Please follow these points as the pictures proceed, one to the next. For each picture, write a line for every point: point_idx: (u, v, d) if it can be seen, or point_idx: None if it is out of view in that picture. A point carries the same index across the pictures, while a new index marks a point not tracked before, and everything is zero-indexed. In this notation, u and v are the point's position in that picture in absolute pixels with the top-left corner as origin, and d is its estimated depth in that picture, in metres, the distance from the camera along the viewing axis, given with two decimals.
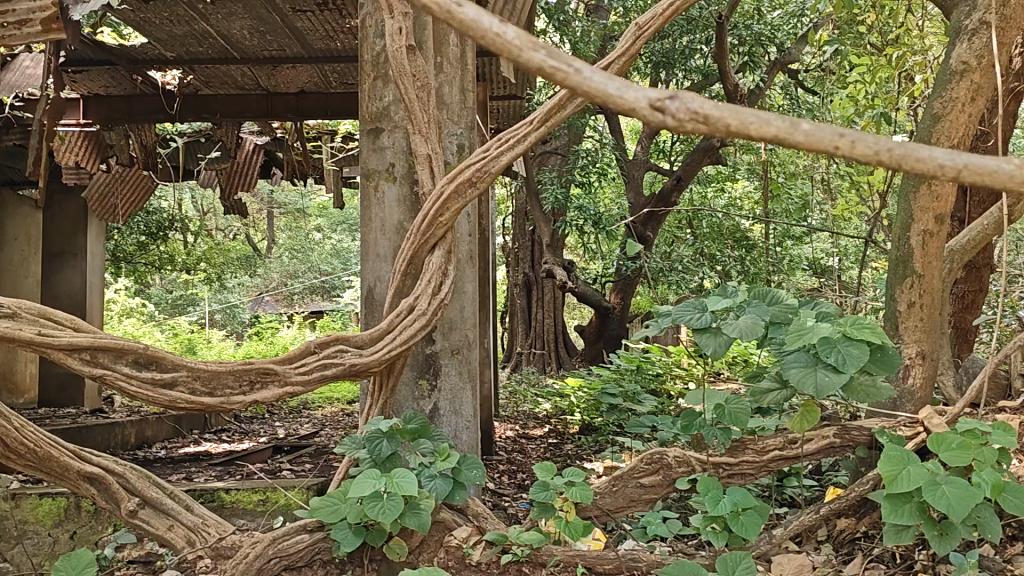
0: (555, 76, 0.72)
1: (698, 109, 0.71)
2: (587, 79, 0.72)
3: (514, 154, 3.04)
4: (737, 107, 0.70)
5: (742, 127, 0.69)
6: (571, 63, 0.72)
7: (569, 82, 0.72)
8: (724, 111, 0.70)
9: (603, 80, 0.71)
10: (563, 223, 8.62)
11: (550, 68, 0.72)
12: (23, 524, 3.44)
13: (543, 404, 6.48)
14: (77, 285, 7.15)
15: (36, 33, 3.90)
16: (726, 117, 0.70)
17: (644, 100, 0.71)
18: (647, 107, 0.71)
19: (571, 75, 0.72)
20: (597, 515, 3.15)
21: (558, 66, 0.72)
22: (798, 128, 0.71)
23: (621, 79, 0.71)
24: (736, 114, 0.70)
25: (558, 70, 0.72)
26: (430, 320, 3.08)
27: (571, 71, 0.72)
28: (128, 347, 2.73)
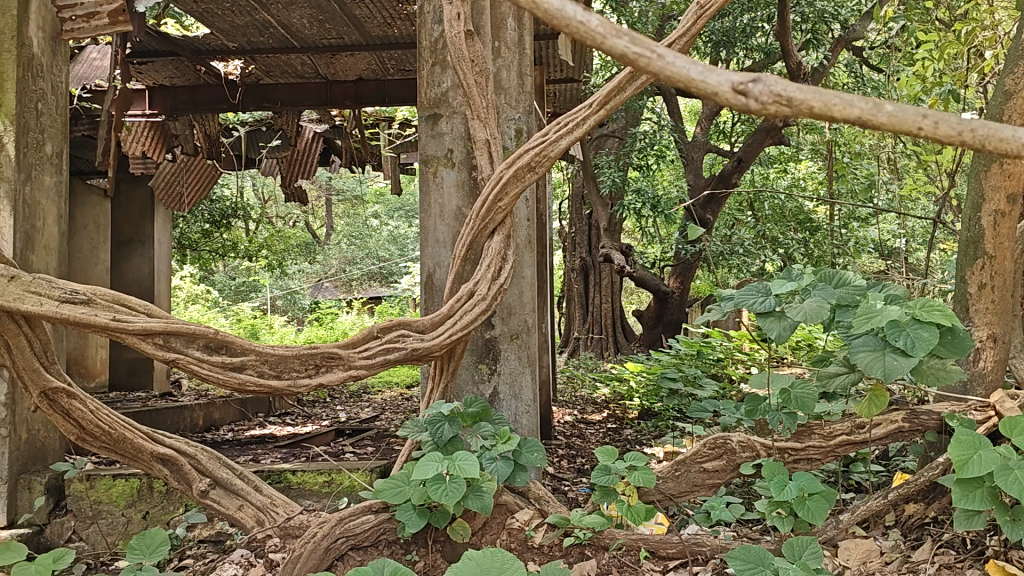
0: (638, 62, 0.72)
1: (781, 92, 0.72)
2: (671, 64, 0.72)
3: (573, 138, 3.04)
4: (821, 88, 0.71)
5: (826, 109, 0.70)
6: (655, 48, 0.71)
7: (653, 67, 0.72)
8: (807, 93, 0.71)
9: (687, 64, 0.71)
10: (620, 207, 8.53)
11: (633, 55, 0.73)
12: (98, 504, 3.56)
13: (602, 388, 6.47)
14: (145, 272, 7.29)
15: (105, 26, 3.96)
16: (808, 99, 0.70)
17: (727, 84, 0.71)
18: (729, 92, 0.71)
19: (654, 60, 0.72)
20: (659, 499, 3.18)
21: (641, 52, 0.72)
22: (883, 110, 0.70)
23: (703, 63, 0.71)
24: (820, 96, 0.70)
25: (642, 56, 0.73)
26: (490, 306, 3.10)
27: (654, 57, 0.72)
28: (198, 332, 2.79)
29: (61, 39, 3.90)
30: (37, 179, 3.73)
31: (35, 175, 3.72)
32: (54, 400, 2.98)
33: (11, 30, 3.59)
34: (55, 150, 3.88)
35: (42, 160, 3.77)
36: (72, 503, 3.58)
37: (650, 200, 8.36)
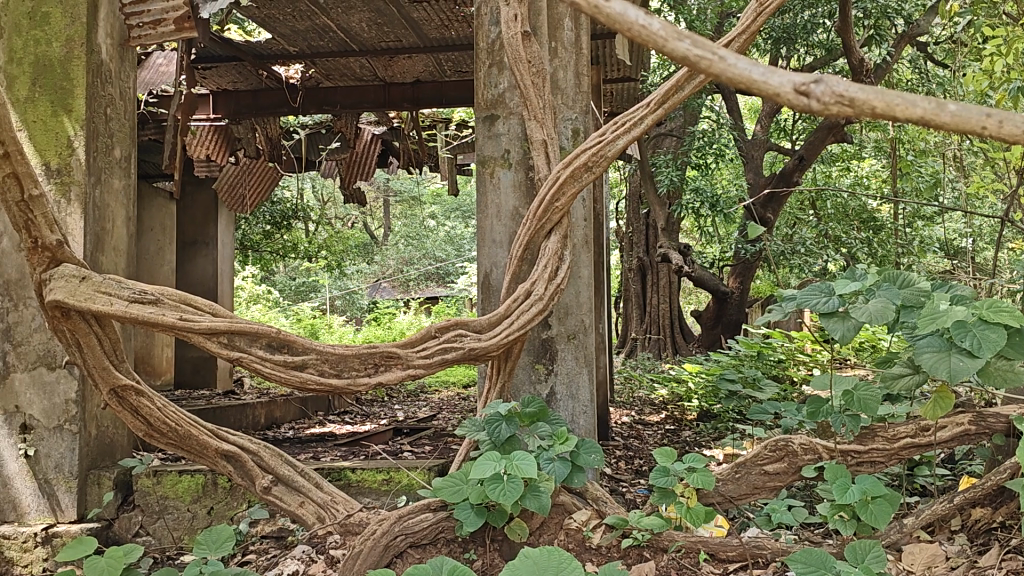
0: (700, 63, 0.75)
1: (843, 93, 0.75)
2: (732, 67, 0.75)
3: (630, 137, 3.04)
4: (885, 90, 0.74)
5: (888, 109, 0.73)
6: (717, 51, 0.74)
7: (715, 70, 0.75)
8: (869, 93, 0.74)
9: (751, 66, 0.74)
10: (679, 206, 8.44)
11: (695, 57, 0.75)
12: (164, 499, 3.65)
13: (660, 389, 6.41)
14: (210, 272, 7.45)
15: (171, 32, 4.03)
16: (872, 100, 0.74)
17: (789, 85, 0.75)
18: (792, 92, 0.75)
19: (716, 61, 0.74)
20: (719, 501, 3.15)
21: (702, 54, 0.75)
22: (945, 109, 0.72)
23: (768, 64, 0.75)
24: (882, 97, 0.74)
25: (703, 58, 0.75)
26: (547, 306, 3.11)
27: (716, 59, 0.74)
28: (261, 331, 2.84)
29: (129, 46, 4.01)
30: (106, 183, 3.85)
31: (104, 178, 3.84)
32: (123, 398, 3.08)
33: (81, 36, 3.70)
34: (124, 154, 4.01)
35: (111, 163, 3.90)
36: (140, 498, 3.67)
37: (709, 199, 8.24)
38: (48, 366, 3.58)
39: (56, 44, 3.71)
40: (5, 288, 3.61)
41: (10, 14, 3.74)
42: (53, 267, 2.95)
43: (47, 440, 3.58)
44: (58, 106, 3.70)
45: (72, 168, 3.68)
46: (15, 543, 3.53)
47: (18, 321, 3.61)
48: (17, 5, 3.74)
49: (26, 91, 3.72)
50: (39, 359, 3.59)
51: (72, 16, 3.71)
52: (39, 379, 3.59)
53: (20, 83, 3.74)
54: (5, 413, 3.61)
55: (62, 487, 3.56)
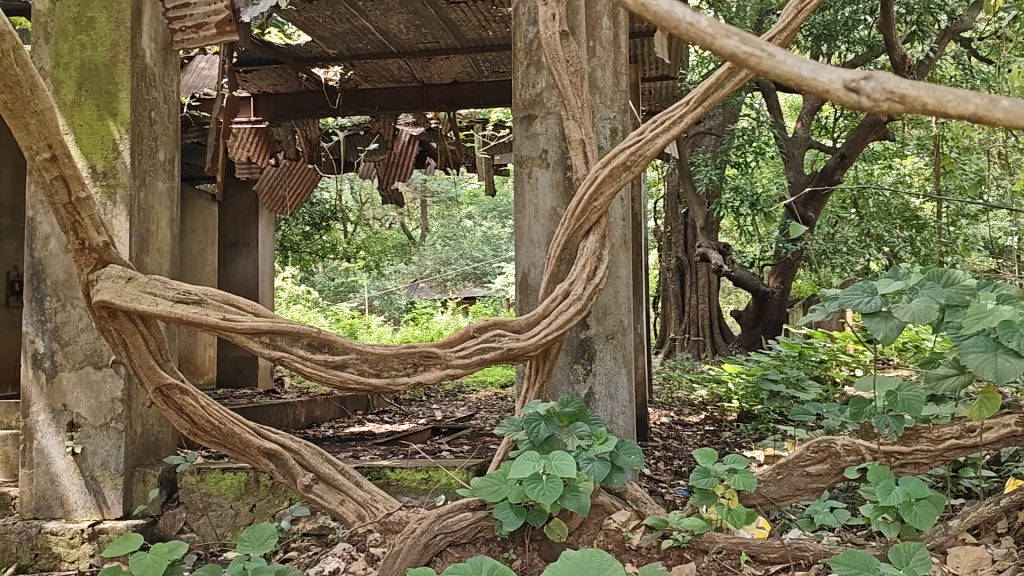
0: (748, 61, 0.77)
1: (894, 89, 0.76)
2: (780, 63, 0.76)
3: (669, 136, 3.03)
4: (935, 86, 0.75)
5: (940, 105, 0.74)
6: (765, 48, 0.76)
7: (763, 66, 0.76)
8: (919, 91, 0.75)
9: (800, 63, 0.76)
10: (718, 205, 8.36)
11: (743, 54, 0.76)
12: (208, 497, 3.71)
13: (700, 389, 6.37)
14: (251, 272, 7.55)
15: (212, 36, 4.02)
16: (922, 97, 0.75)
17: (839, 82, 0.76)
18: (842, 89, 0.76)
19: (765, 59, 0.76)
20: (760, 503, 3.12)
21: (751, 51, 0.77)
22: (998, 105, 0.73)
23: (816, 61, 0.75)
24: (932, 93, 0.75)
25: (752, 56, 0.77)
26: (585, 306, 3.10)
27: (765, 57, 0.76)
28: (301, 331, 2.87)
29: (172, 50, 4.12)
30: (150, 185, 3.92)
31: (148, 180, 3.91)
32: (168, 396, 3.12)
33: (125, 41, 3.77)
34: (167, 156, 4.08)
35: (155, 166, 3.96)
36: (184, 496, 3.73)
37: (749, 198, 8.15)
38: (95, 365, 3.65)
39: (102, 48, 3.78)
40: (53, 289, 3.68)
41: (57, 20, 3.82)
42: (100, 267, 3.01)
43: (94, 438, 3.65)
44: (104, 110, 3.77)
45: (117, 170, 3.74)
46: (61, 539, 3.59)
47: (66, 320, 3.68)
48: (64, 11, 3.82)
49: (72, 95, 3.80)
50: (86, 359, 3.66)
51: (116, 21, 3.78)
52: (86, 378, 3.66)
53: (66, 87, 3.82)
54: (52, 411, 3.68)
55: (108, 484, 3.63)
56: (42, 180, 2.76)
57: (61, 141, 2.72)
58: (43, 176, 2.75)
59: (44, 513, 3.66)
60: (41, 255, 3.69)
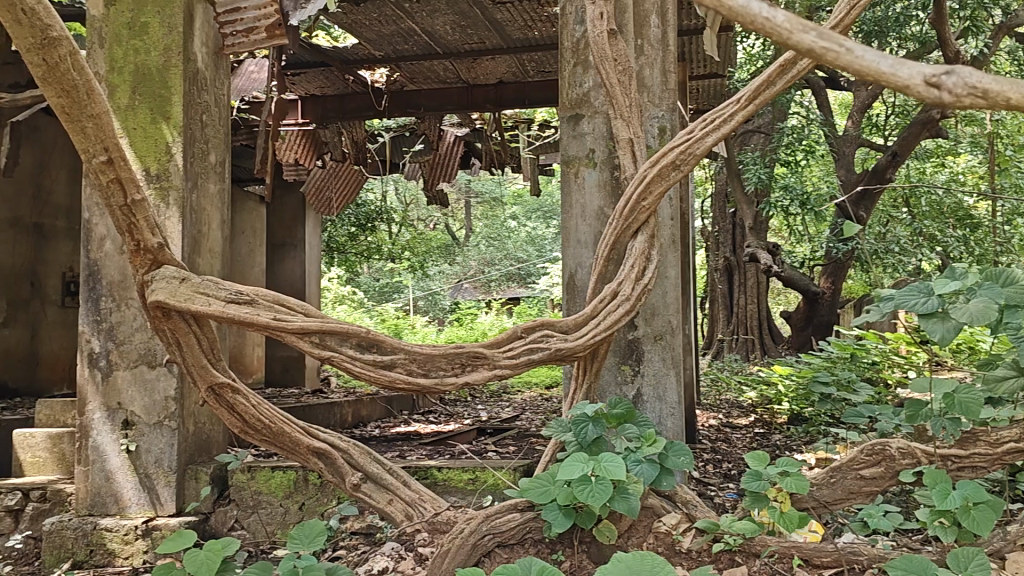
0: (828, 56, 0.94)
1: (974, 82, 0.89)
2: (859, 58, 0.93)
3: (720, 134, 3.00)
4: (1009, 81, 0.89)
5: (1012, 94, 0.89)
6: (844, 45, 0.93)
7: (842, 60, 0.94)
8: (995, 84, 0.89)
9: (879, 59, 0.91)
10: (767, 204, 8.25)
11: (825, 50, 0.94)
12: (258, 495, 3.76)
13: (749, 392, 6.30)
14: (298, 273, 7.65)
15: (262, 40, 4.05)
16: (998, 88, 0.89)
17: (920, 76, 0.90)
18: (922, 82, 0.90)
19: (844, 54, 0.93)
20: (813, 507, 3.06)
21: (832, 47, 0.94)
22: None
23: (894, 59, 0.91)
24: (1005, 86, 0.89)
25: (833, 51, 0.94)
26: (634, 306, 3.08)
27: (844, 51, 0.93)
28: (350, 332, 2.89)
29: (223, 54, 4.18)
30: (202, 187, 3.98)
31: (200, 183, 3.97)
32: (220, 395, 3.16)
33: (177, 46, 3.83)
34: (218, 159, 4.14)
35: (207, 168, 4.03)
36: (235, 493, 3.79)
37: (799, 196, 8.03)
38: (149, 364, 3.71)
39: (155, 53, 3.85)
40: (108, 289, 3.76)
41: (111, 25, 3.90)
42: (155, 268, 3.05)
43: (147, 435, 3.71)
44: (157, 113, 3.83)
45: (170, 173, 3.80)
46: (116, 536, 3.65)
47: (121, 320, 3.75)
48: (118, 16, 3.90)
49: (126, 99, 3.87)
50: (140, 358, 3.72)
51: (168, 26, 3.84)
52: (139, 377, 3.72)
53: (120, 91, 3.89)
54: (107, 409, 3.74)
55: (161, 481, 3.69)
56: (99, 183, 2.81)
57: (117, 144, 2.77)
58: (99, 178, 2.80)
59: (100, 510, 3.72)
60: (97, 256, 3.77)
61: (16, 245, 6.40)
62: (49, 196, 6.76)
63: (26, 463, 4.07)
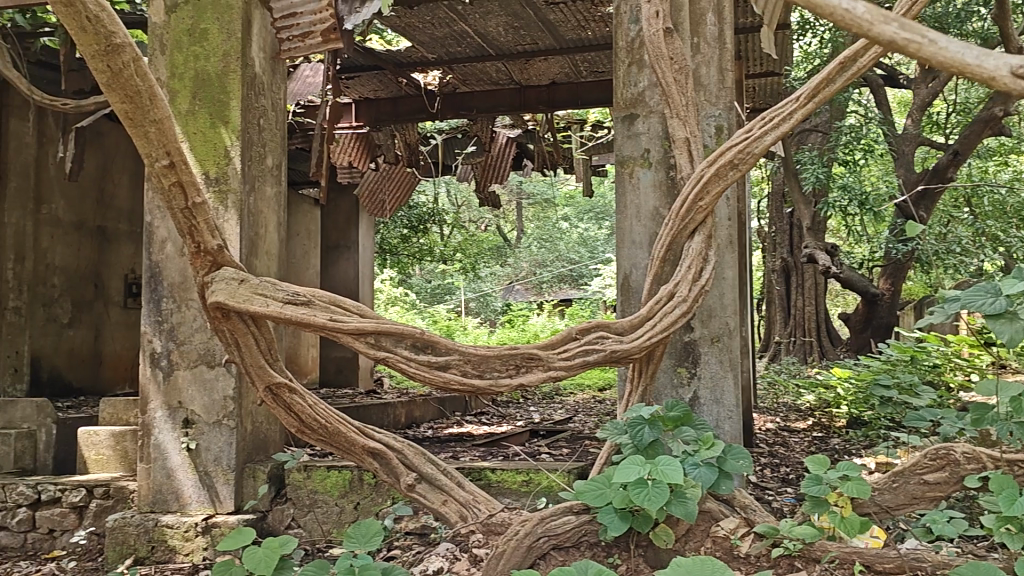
0: (907, 44, 1.26)
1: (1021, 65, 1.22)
2: (933, 46, 1.24)
3: (780, 133, 2.95)
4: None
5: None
6: (921, 37, 1.25)
7: (919, 48, 1.25)
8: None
9: (950, 47, 1.22)
10: (825, 204, 8.11)
11: (904, 38, 1.25)
12: (314, 494, 3.80)
13: (807, 394, 6.21)
14: (352, 274, 7.80)
15: (318, 45, 4.06)
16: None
17: (982, 61, 1.22)
18: (985, 66, 1.21)
19: (922, 43, 1.25)
20: (875, 512, 2.98)
21: (909, 37, 1.26)
22: None
23: (964, 48, 1.22)
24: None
25: (909, 40, 1.26)
26: (691, 307, 3.05)
27: (921, 41, 1.25)
28: (406, 332, 2.90)
29: (279, 58, 4.23)
30: (259, 190, 4.04)
31: (257, 186, 4.04)
32: (277, 395, 3.19)
33: (237, 51, 3.89)
34: (275, 162, 4.19)
35: (264, 171, 4.09)
36: (292, 492, 3.84)
37: (858, 197, 7.90)
38: (208, 364, 3.77)
39: (214, 58, 3.91)
40: (170, 291, 3.83)
41: (172, 32, 3.98)
42: (214, 269, 3.07)
43: (206, 434, 3.77)
44: (216, 118, 3.90)
45: (229, 176, 3.86)
46: (177, 532, 3.72)
47: (181, 321, 3.82)
48: (179, 23, 3.97)
49: (187, 104, 3.94)
50: (199, 358, 3.79)
51: (228, 32, 3.91)
52: (199, 377, 3.78)
53: (181, 97, 3.96)
54: (168, 408, 3.81)
55: (220, 479, 3.74)
56: (161, 186, 2.86)
57: (179, 148, 2.82)
58: (162, 181, 2.84)
59: (160, 507, 3.79)
60: (158, 258, 3.85)
61: (79, 248, 6.57)
62: (112, 200, 6.93)
63: (90, 460, 4.17)
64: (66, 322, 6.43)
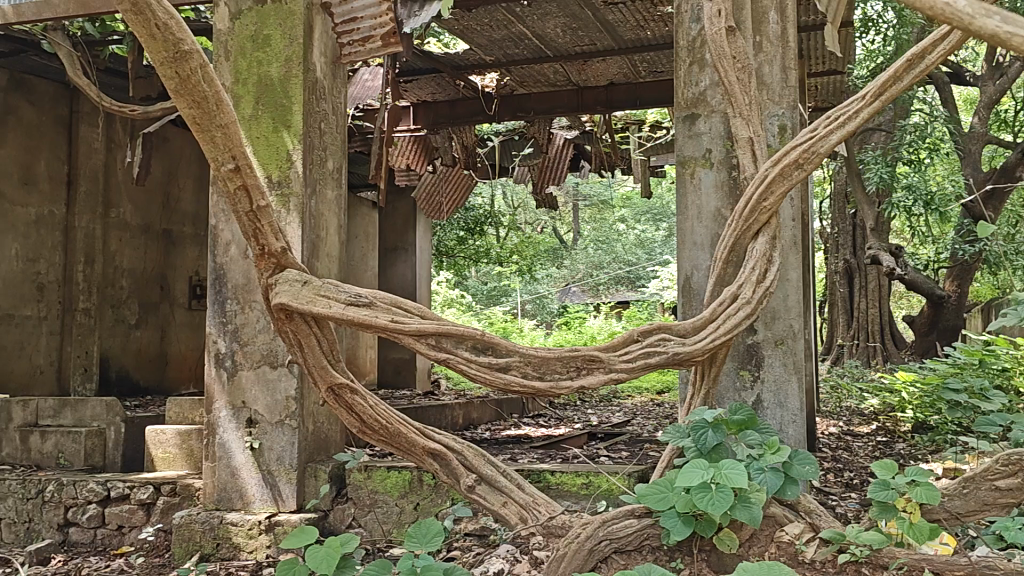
0: (1007, 36, 1.27)
1: None
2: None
3: (846, 131, 2.88)
4: None
5: None
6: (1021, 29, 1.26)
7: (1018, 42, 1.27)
8: None
9: None
10: (889, 205, 7.92)
11: (1004, 30, 1.28)
12: (375, 493, 3.83)
13: (871, 398, 6.07)
14: (409, 276, 7.89)
15: (377, 49, 4.09)
16: None
17: None
18: None
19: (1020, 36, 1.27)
20: (945, 518, 2.89)
21: (1010, 29, 1.27)
22: None
23: None
24: None
25: (1009, 30, 1.28)
26: (755, 309, 2.99)
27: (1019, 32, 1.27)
28: (466, 334, 2.90)
29: (340, 62, 4.27)
30: (321, 193, 4.09)
31: (319, 189, 4.09)
32: (339, 395, 3.22)
33: (299, 57, 3.95)
34: (336, 165, 4.24)
35: (325, 174, 4.13)
36: (352, 492, 3.87)
37: (924, 197, 7.69)
38: (271, 365, 3.83)
39: (277, 64, 3.98)
40: (234, 293, 3.90)
41: (236, 38, 4.05)
42: (278, 271, 3.11)
43: (269, 434, 3.82)
44: (278, 122, 3.96)
45: (291, 179, 3.91)
46: (241, 530, 3.78)
47: (245, 322, 3.88)
48: (243, 29, 4.04)
49: (250, 109, 4.01)
50: (263, 358, 3.85)
51: (290, 37, 3.96)
52: (262, 377, 3.84)
53: (245, 102, 4.03)
54: (233, 408, 3.88)
55: (283, 478, 3.79)
56: (227, 190, 2.90)
57: (243, 152, 2.85)
58: (227, 185, 2.88)
59: (225, 505, 3.86)
60: (223, 260, 3.92)
61: (145, 251, 6.74)
62: (177, 204, 7.09)
63: (157, 458, 4.27)
64: (133, 323, 6.61)
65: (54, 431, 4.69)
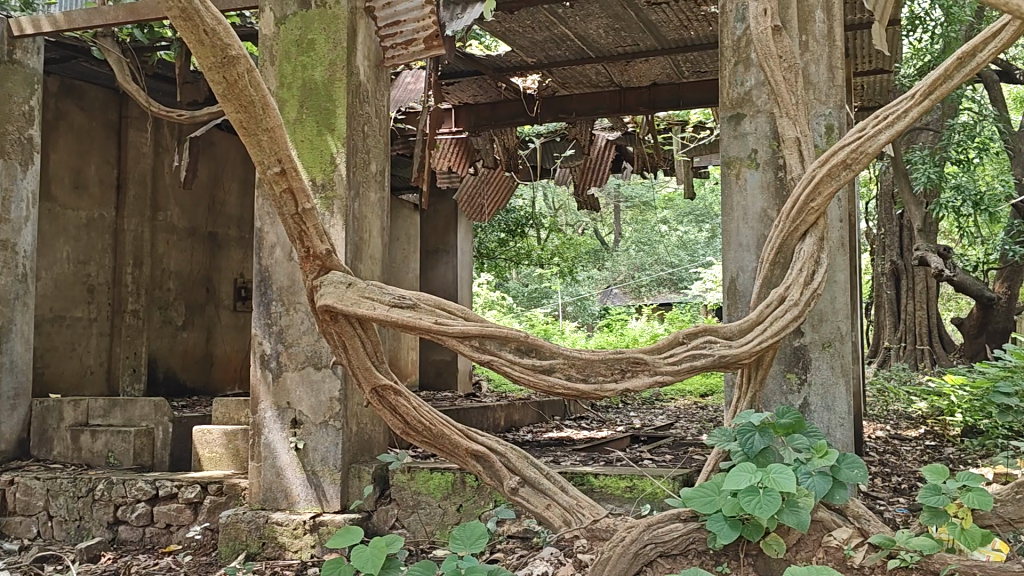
0: None
1: None
2: None
3: (895, 130, 2.83)
4: None
5: None
6: None
7: None
8: None
9: None
10: (937, 205, 7.76)
11: None
12: (417, 495, 3.83)
13: (920, 402, 5.94)
14: (450, 278, 7.91)
15: (420, 51, 4.10)
16: None
17: None
18: None
19: None
20: (998, 524, 2.82)
21: None
22: None
23: None
24: None
25: None
26: (803, 312, 2.95)
27: None
28: (510, 335, 2.89)
29: (384, 66, 4.30)
30: (364, 196, 4.12)
31: (362, 192, 4.11)
32: (383, 397, 3.23)
33: (342, 61, 3.98)
34: (379, 168, 4.27)
35: (368, 177, 4.16)
36: (395, 493, 3.88)
37: (972, 197, 7.52)
38: (315, 366, 3.86)
39: (321, 68, 4.01)
40: (279, 294, 3.94)
41: (281, 43, 4.10)
42: (323, 273, 3.13)
43: (314, 434, 3.85)
44: (323, 126, 3.99)
45: (335, 182, 3.95)
46: (286, 530, 3.81)
47: (290, 324, 3.92)
48: (287, 34, 4.08)
49: (295, 112, 4.04)
50: (308, 360, 3.88)
51: (334, 41, 4.00)
52: (307, 378, 3.87)
53: (289, 106, 4.07)
54: (278, 408, 3.92)
55: (327, 478, 3.82)
56: (273, 193, 2.92)
57: (289, 156, 2.88)
58: (274, 188, 2.91)
59: (271, 504, 3.90)
60: (268, 263, 3.97)
61: (192, 253, 6.85)
62: (223, 207, 7.20)
63: (204, 457, 4.33)
64: (180, 324, 6.73)
65: (104, 430, 4.78)
